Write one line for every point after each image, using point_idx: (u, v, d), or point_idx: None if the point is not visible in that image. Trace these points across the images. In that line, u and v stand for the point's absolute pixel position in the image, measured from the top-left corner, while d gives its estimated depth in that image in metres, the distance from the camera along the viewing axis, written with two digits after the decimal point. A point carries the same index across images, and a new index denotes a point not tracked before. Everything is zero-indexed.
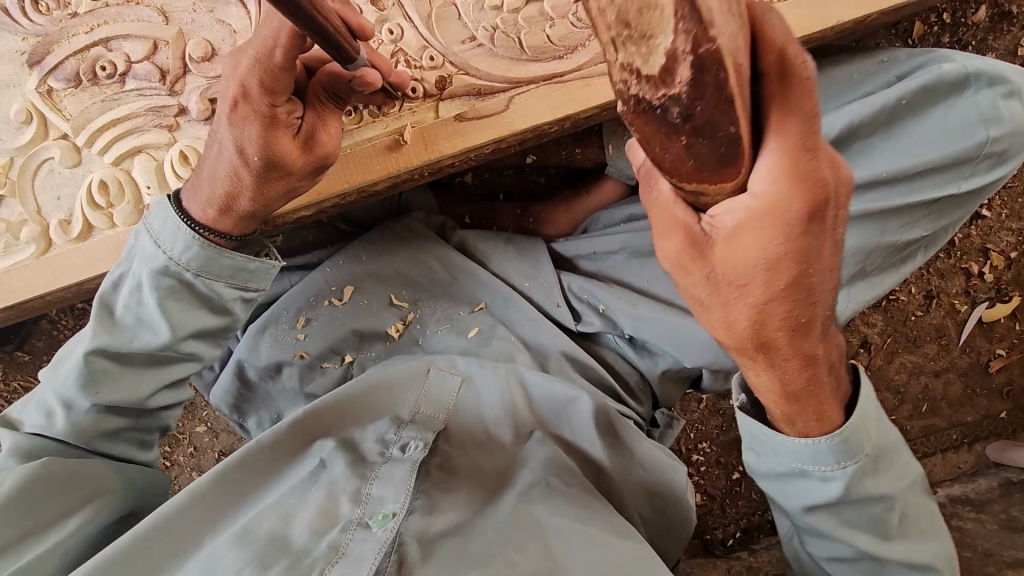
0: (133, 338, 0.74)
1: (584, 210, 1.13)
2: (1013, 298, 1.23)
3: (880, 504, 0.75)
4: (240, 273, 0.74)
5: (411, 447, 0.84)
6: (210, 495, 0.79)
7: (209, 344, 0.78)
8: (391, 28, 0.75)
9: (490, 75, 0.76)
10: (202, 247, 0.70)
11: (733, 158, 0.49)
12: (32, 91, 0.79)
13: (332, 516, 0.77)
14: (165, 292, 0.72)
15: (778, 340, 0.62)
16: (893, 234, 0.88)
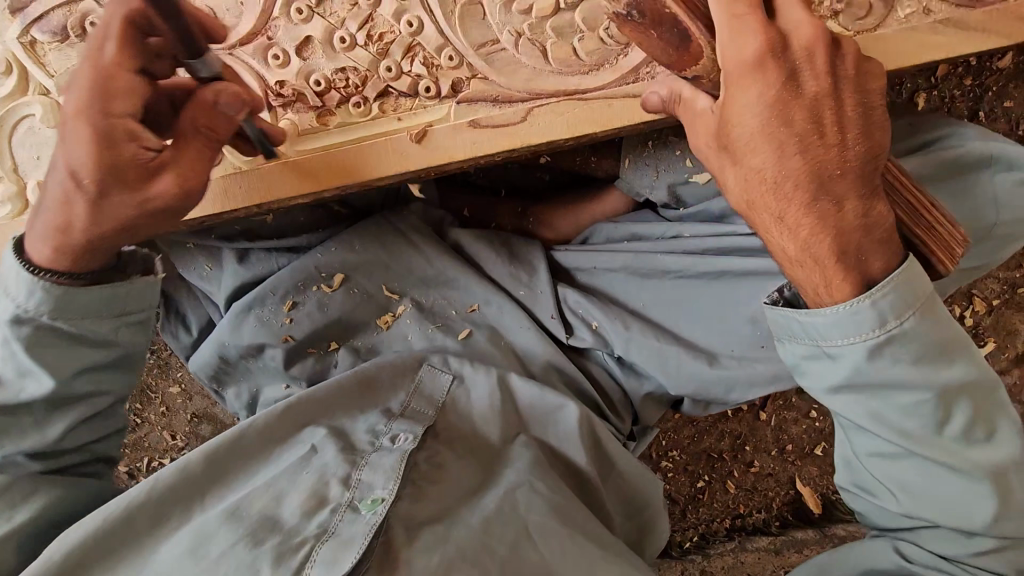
0: (20, 391, 0.72)
1: (586, 217, 1.11)
2: (987, 344, 1.27)
3: (917, 393, 0.69)
4: (113, 302, 0.72)
5: (401, 439, 0.85)
6: (201, 471, 0.79)
7: (130, 376, 0.78)
8: (411, 20, 0.71)
9: (511, 83, 0.73)
10: (38, 288, 0.68)
11: (687, 37, 0.63)
12: (13, 40, 0.73)
13: (320, 498, 0.77)
14: (23, 342, 0.69)
15: (832, 185, 0.65)
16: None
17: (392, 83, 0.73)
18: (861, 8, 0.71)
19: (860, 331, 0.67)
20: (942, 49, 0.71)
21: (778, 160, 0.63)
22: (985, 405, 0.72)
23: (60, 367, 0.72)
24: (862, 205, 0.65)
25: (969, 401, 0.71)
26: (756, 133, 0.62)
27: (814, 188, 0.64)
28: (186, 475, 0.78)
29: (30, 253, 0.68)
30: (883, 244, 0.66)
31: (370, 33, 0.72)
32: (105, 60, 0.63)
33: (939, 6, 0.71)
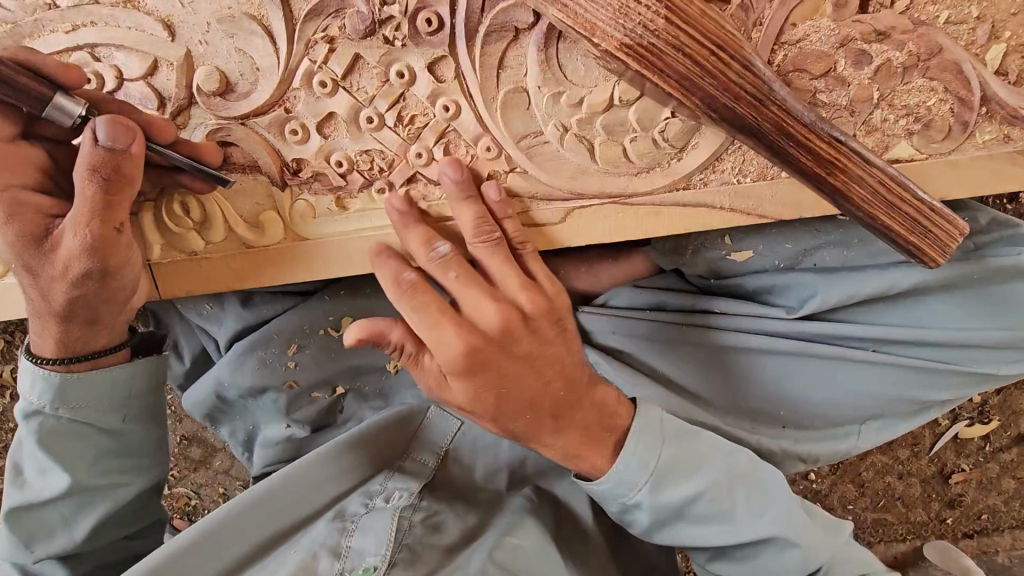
0: (38, 492, 0.73)
1: (608, 280, 1.03)
2: (992, 422, 1.26)
3: (699, 503, 0.69)
4: (117, 392, 0.74)
5: (395, 497, 0.82)
6: (191, 557, 0.75)
7: (130, 459, 0.77)
8: (448, 104, 0.64)
9: (553, 181, 0.66)
10: (43, 383, 0.71)
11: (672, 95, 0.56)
12: None
13: (310, 573, 0.73)
14: (45, 436, 0.72)
15: (557, 397, 0.64)
16: (919, 394, 0.88)
17: (421, 170, 0.66)
18: (939, 131, 0.65)
19: (633, 482, 0.68)
20: (1014, 181, 0.67)
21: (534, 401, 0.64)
22: (753, 479, 0.72)
23: (69, 459, 0.73)
24: (576, 395, 0.65)
25: (677, 457, 0.68)
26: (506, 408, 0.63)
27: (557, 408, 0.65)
28: (173, 564, 0.73)
29: (43, 347, 0.72)
30: (608, 430, 0.68)
31: (401, 114, 0.65)
32: (120, 161, 0.57)
33: (1022, 135, 0.65)
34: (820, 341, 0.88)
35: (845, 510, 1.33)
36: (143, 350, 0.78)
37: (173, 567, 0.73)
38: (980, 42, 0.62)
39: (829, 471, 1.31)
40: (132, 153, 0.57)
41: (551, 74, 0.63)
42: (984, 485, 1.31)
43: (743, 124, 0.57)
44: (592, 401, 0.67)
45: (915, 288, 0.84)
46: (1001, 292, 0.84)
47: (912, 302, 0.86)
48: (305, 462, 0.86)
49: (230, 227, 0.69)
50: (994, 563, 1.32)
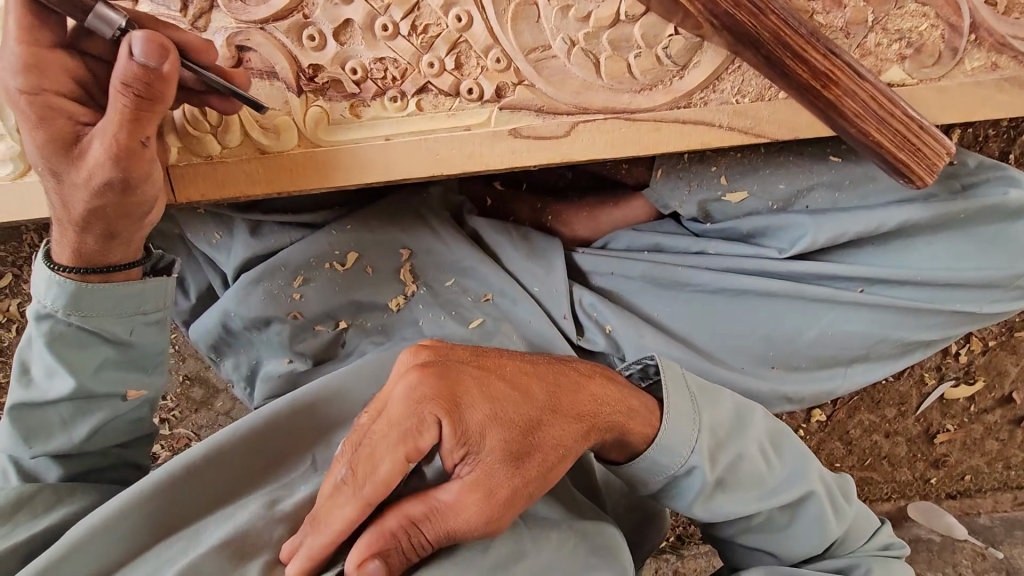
0: (45, 393, 0.74)
1: (608, 224, 1.04)
2: (977, 383, 1.30)
3: (726, 450, 0.71)
4: (130, 301, 0.75)
5: None
6: (205, 474, 0.74)
7: (131, 373, 0.79)
8: (460, 15, 0.66)
9: (559, 95, 0.69)
10: (60, 287, 0.72)
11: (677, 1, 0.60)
12: None
13: None
14: (55, 338, 0.73)
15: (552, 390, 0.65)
16: (903, 334, 0.88)
17: (433, 80, 0.69)
18: (930, 56, 0.68)
19: (686, 448, 0.69)
20: (1001, 109, 0.70)
21: (525, 469, 0.61)
22: (793, 451, 0.75)
23: (75, 364, 0.74)
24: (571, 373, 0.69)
25: (702, 408, 0.71)
26: (501, 442, 0.60)
27: (545, 401, 0.64)
28: (187, 476, 0.73)
29: (57, 251, 0.73)
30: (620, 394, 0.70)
31: (414, 23, 0.67)
32: (153, 78, 0.58)
33: (1008, 63, 0.69)
34: (811, 281, 0.88)
35: (831, 468, 1.37)
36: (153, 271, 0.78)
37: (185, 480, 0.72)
38: None
39: (818, 429, 1.34)
40: (165, 73, 0.58)
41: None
42: (967, 446, 1.35)
43: (742, 32, 0.59)
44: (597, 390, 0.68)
45: (895, 230, 0.85)
46: (990, 229, 0.83)
47: (901, 243, 0.86)
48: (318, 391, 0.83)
49: (246, 132, 0.71)
50: (976, 524, 1.35)
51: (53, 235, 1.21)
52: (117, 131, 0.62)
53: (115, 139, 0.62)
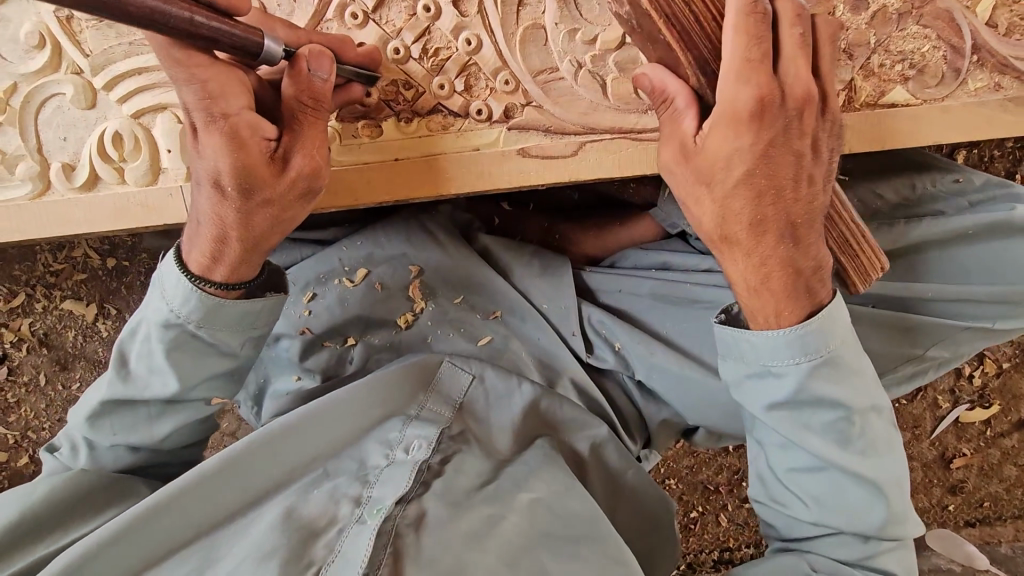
0: (145, 389, 0.74)
1: (617, 244, 1.05)
2: (993, 406, 1.28)
3: (829, 410, 0.68)
4: (248, 317, 0.71)
5: (415, 448, 0.80)
6: (217, 480, 0.76)
7: (225, 386, 0.77)
8: (470, 39, 0.68)
9: (566, 114, 0.70)
10: (201, 300, 0.68)
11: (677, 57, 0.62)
12: (48, 14, 0.69)
13: (331, 515, 0.74)
14: (171, 347, 0.71)
15: (746, 237, 0.64)
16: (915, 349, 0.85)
17: (444, 101, 0.70)
18: (933, 77, 0.69)
19: (804, 350, 0.66)
20: (1006, 127, 0.70)
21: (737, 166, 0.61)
22: (883, 425, 0.71)
23: (183, 373, 0.72)
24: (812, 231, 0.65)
25: (845, 352, 0.67)
26: (744, 164, 0.61)
27: (769, 182, 0.62)
28: (200, 483, 0.75)
29: (188, 258, 0.68)
30: (824, 280, 0.67)
31: (426, 47, 0.69)
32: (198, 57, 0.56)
33: (1012, 83, 0.70)
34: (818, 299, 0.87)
35: None
36: (257, 294, 0.72)
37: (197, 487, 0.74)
38: None
39: None
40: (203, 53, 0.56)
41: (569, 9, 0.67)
42: (985, 471, 1.32)
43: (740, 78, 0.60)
44: (816, 253, 0.66)
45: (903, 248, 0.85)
46: (998, 245, 0.83)
47: (912, 261, 0.85)
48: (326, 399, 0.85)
49: None
50: (997, 553, 1.31)
51: (68, 254, 1.23)
52: (214, 124, 0.59)
53: (217, 131, 0.59)
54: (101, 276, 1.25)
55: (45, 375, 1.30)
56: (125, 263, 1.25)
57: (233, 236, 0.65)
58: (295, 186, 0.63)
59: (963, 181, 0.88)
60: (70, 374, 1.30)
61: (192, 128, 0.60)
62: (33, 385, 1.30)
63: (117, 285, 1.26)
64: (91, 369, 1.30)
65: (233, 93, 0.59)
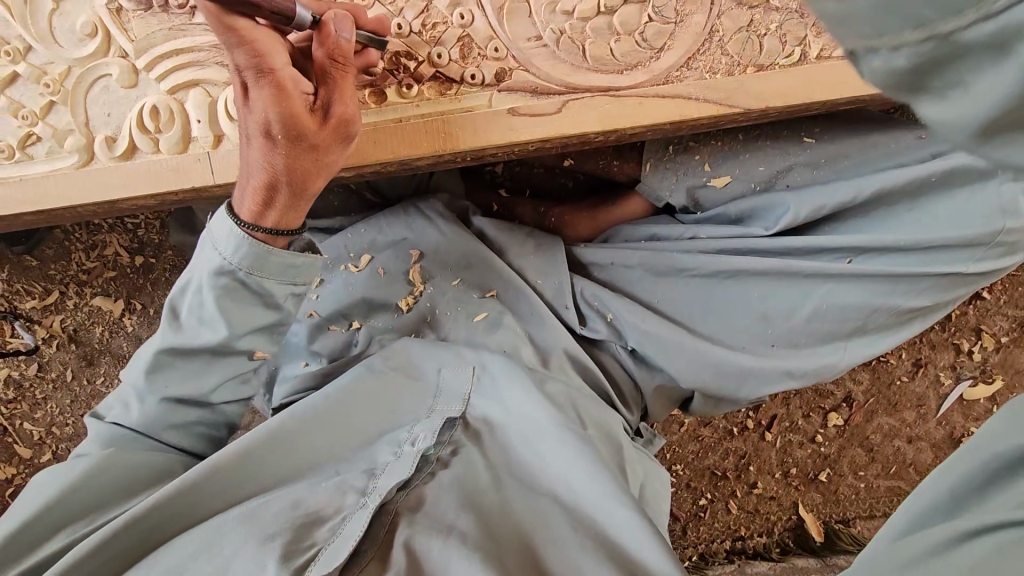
0: (196, 337, 0.75)
1: (609, 221, 1.12)
2: (996, 381, 1.28)
3: None
4: (291, 270, 0.75)
5: (420, 439, 0.77)
6: (226, 473, 0.72)
7: (266, 340, 0.80)
8: (463, 13, 0.78)
9: (549, 77, 0.79)
10: (252, 246, 0.71)
11: None
12: (101, 6, 0.80)
13: (334, 504, 0.69)
14: (223, 293, 0.73)
15: None
16: (896, 302, 0.91)
17: (441, 69, 0.79)
18: None
19: None
20: None
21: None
22: None
23: (237, 321, 0.75)
24: None
25: None
26: None
27: None
28: (208, 476, 0.71)
29: (238, 209, 0.72)
30: None
31: (424, 22, 0.78)
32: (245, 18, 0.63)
33: None
34: (800, 252, 0.94)
35: (855, 477, 1.33)
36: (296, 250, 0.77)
37: (205, 480, 0.71)
38: None
39: (835, 435, 1.32)
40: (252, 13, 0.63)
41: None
42: None
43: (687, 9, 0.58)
44: None
45: (864, 201, 0.92)
46: (954, 190, 0.91)
47: (880, 215, 0.93)
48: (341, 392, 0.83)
49: None
50: None
51: (99, 254, 1.32)
52: (263, 79, 0.66)
53: (267, 85, 0.65)
54: (129, 273, 1.34)
55: (71, 371, 1.36)
56: (151, 261, 1.34)
57: (283, 183, 0.71)
58: (337, 130, 0.70)
59: (925, 138, 0.95)
60: (95, 369, 1.36)
61: (242, 86, 0.67)
62: (59, 382, 1.36)
63: (143, 282, 1.35)
64: (114, 364, 1.37)
65: (275, 51, 0.65)
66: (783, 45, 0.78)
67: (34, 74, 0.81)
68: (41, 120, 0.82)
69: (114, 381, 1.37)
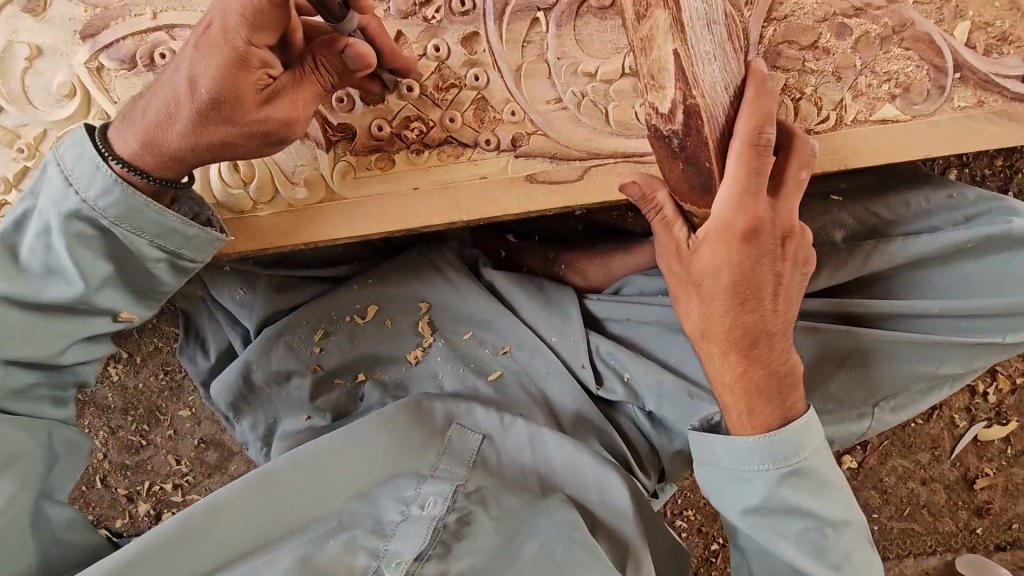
0: (43, 287, 0.67)
1: (619, 270, 1.07)
2: (1010, 423, 1.26)
3: (803, 519, 0.71)
4: (171, 234, 0.68)
5: (430, 504, 0.81)
6: (235, 505, 0.82)
7: (138, 297, 0.72)
8: (478, 74, 0.73)
9: (569, 141, 0.74)
10: (114, 192, 0.64)
11: (710, 187, 0.66)
12: (79, 64, 0.73)
13: (346, 566, 0.75)
14: (73, 239, 0.66)
15: None
16: (955, 367, 0.89)
17: (454, 132, 0.74)
18: (918, 94, 0.75)
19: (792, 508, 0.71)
20: (992, 139, 0.76)
21: (721, 297, 0.67)
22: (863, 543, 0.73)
23: (87, 264, 0.67)
24: None
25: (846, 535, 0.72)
26: None
27: None
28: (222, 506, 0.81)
29: (119, 146, 0.65)
30: None
31: (436, 84, 0.73)
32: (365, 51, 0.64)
33: (995, 98, 0.75)
34: (827, 314, 0.90)
35: (869, 520, 1.31)
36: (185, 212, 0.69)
37: (216, 509, 0.81)
38: (946, 19, 0.74)
39: (850, 477, 1.29)
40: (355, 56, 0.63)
41: (659, 100, 0.65)
42: (1010, 492, 1.29)
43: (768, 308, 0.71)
44: None
45: (910, 262, 0.90)
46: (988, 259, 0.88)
47: (908, 268, 0.91)
48: (345, 433, 0.90)
49: (277, 187, 0.75)
50: None
51: None
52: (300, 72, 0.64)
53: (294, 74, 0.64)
54: None
55: None
56: None
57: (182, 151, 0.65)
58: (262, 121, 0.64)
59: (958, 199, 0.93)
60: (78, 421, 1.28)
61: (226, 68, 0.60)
62: None
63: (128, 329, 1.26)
64: (99, 416, 1.29)
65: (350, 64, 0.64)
66: (818, 108, 0.74)
67: (6, 138, 0.74)
68: (14, 187, 0.75)
69: (99, 433, 1.29)
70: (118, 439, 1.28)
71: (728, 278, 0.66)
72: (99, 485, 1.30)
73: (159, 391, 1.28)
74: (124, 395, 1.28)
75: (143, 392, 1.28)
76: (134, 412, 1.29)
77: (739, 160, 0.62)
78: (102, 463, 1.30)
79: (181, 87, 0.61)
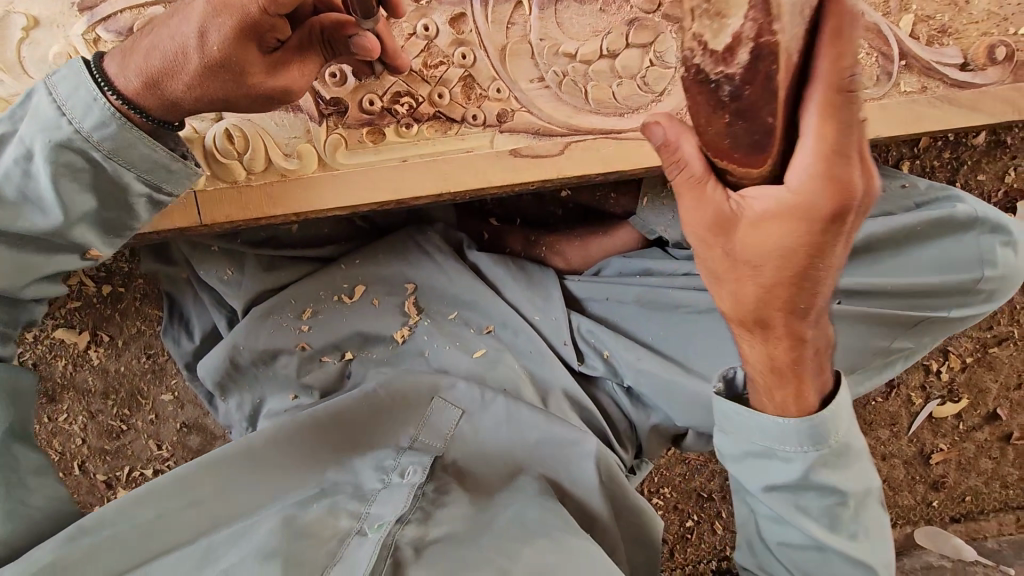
0: (18, 216, 0.66)
1: (600, 250, 1.12)
2: (961, 400, 1.34)
3: (826, 494, 0.76)
4: (159, 170, 0.68)
5: (409, 473, 0.84)
6: (211, 475, 0.84)
7: (111, 234, 0.72)
8: (465, 53, 0.77)
9: (550, 117, 0.79)
10: (112, 123, 0.64)
11: (763, 148, 0.56)
12: (77, 36, 0.75)
13: (329, 529, 0.77)
14: (60, 168, 0.65)
15: None
16: (904, 341, 0.96)
17: (443, 108, 0.78)
18: (869, 79, 0.82)
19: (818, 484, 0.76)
20: (935, 122, 0.83)
21: (773, 269, 0.59)
22: (873, 512, 0.80)
23: (71, 196, 0.66)
24: None
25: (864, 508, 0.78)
26: None
27: None
28: (197, 477, 0.83)
29: (118, 79, 0.65)
30: None
31: (426, 61, 0.77)
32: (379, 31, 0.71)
33: (936, 85, 0.83)
34: None
35: None
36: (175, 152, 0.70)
37: (193, 477, 0.83)
38: (892, 12, 0.82)
39: None
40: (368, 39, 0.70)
41: (715, 34, 0.54)
42: (962, 466, 1.37)
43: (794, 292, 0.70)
44: None
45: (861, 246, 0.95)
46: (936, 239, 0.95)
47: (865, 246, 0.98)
48: (320, 411, 0.91)
49: (270, 158, 0.78)
50: (983, 547, 1.34)
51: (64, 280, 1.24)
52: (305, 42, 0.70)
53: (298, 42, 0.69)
54: (96, 303, 1.25)
55: None
56: (121, 290, 1.25)
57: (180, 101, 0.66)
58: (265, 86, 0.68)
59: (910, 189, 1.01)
60: (56, 406, 1.27)
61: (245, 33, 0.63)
62: None
63: (111, 312, 1.26)
64: (79, 400, 1.28)
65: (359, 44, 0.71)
66: None
67: None
68: None
69: (78, 418, 1.29)
70: (98, 423, 1.28)
71: (784, 255, 0.58)
72: (77, 471, 1.29)
73: (141, 374, 1.29)
74: (105, 379, 1.28)
75: (125, 375, 1.28)
76: (115, 396, 1.28)
77: (815, 112, 0.53)
78: (81, 449, 1.29)
79: (191, 38, 0.62)
